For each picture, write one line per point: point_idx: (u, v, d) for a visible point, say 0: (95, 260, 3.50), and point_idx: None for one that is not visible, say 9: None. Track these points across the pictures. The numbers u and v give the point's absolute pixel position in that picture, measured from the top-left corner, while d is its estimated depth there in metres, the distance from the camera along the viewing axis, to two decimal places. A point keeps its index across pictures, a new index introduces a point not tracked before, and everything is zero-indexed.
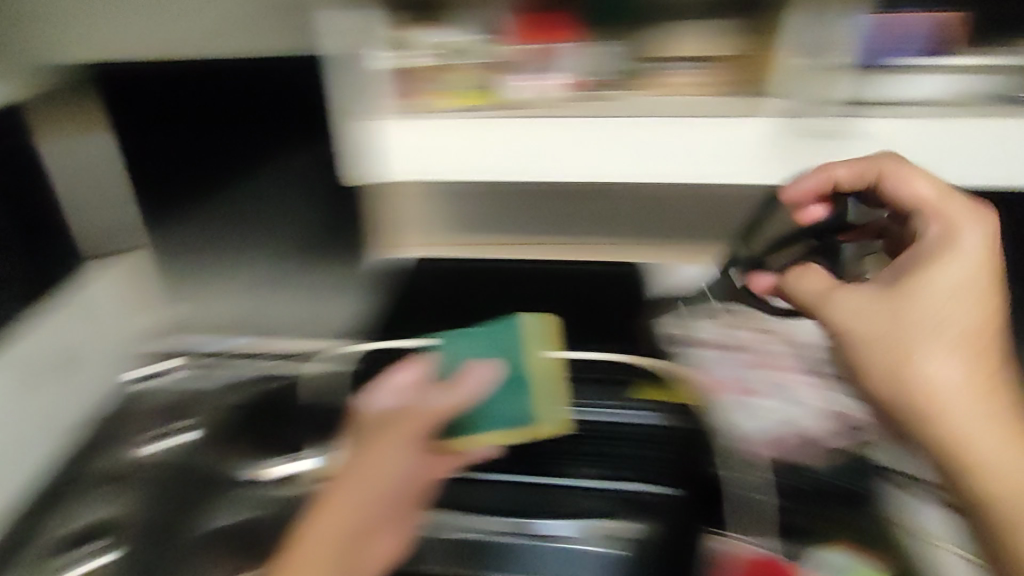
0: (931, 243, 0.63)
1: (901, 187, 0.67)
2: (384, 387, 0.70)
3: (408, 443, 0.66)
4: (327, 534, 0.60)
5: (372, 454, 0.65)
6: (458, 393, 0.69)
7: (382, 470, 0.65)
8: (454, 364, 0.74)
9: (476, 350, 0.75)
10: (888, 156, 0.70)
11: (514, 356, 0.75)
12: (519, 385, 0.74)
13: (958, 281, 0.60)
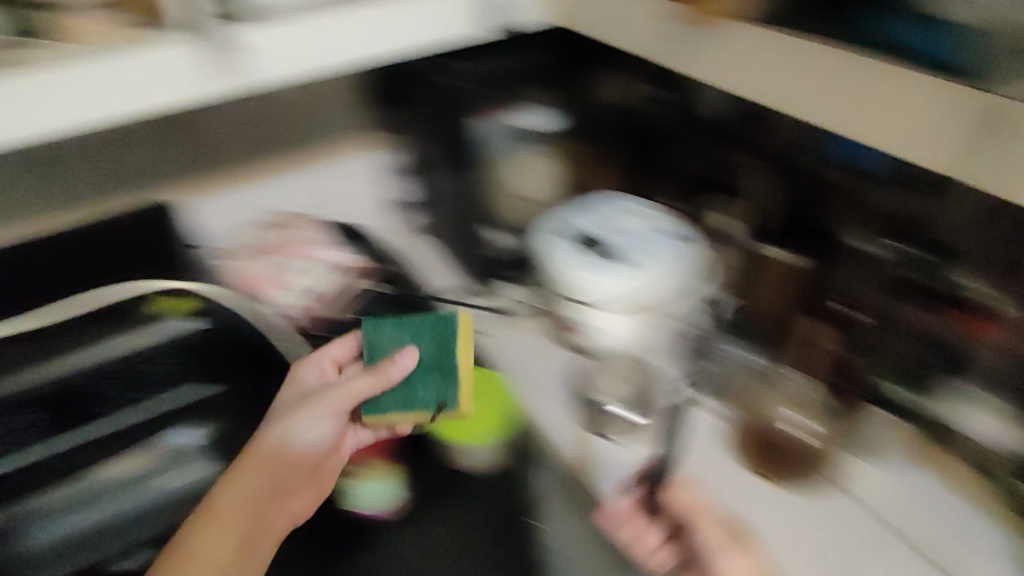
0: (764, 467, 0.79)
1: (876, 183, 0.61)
2: (318, 360, 0.83)
3: (319, 424, 0.76)
4: (212, 512, 0.68)
5: (270, 431, 0.74)
6: (380, 373, 0.77)
7: (276, 448, 0.73)
8: (376, 337, 0.80)
9: (391, 335, 0.80)
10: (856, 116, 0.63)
11: (429, 342, 0.79)
12: (436, 372, 0.78)
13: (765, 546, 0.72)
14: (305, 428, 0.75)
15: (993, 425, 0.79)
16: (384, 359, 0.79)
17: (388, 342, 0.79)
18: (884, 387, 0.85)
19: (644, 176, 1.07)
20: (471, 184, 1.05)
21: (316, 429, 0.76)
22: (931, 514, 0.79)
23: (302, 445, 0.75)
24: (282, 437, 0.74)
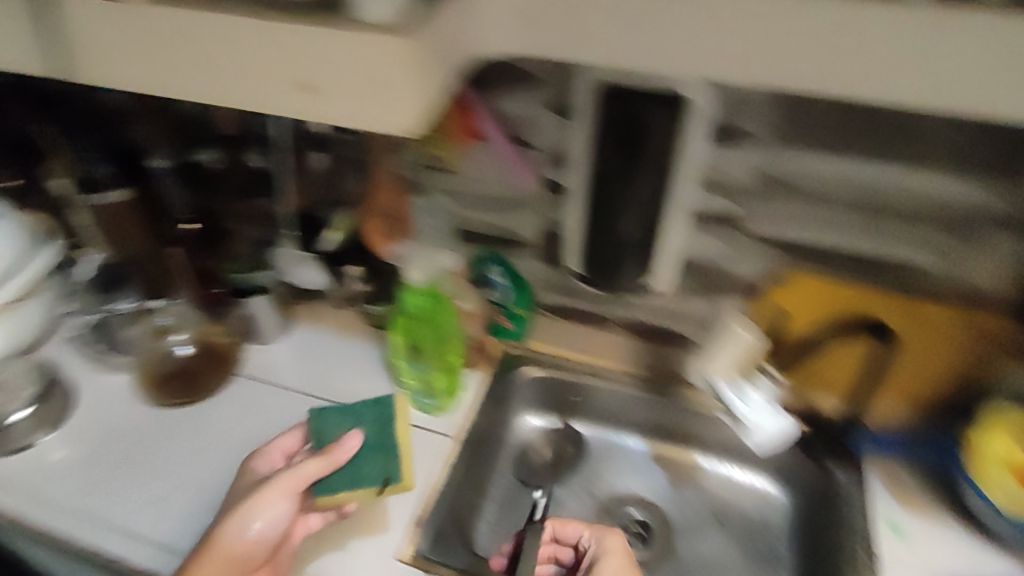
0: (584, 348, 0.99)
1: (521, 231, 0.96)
2: (263, 454, 0.76)
3: (260, 521, 0.67)
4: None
5: (233, 523, 0.67)
6: (329, 456, 0.70)
7: (238, 538, 0.66)
8: (342, 426, 0.75)
9: (336, 419, 0.75)
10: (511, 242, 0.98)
11: (371, 419, 0.75)
12: (381, 451, 0.72)
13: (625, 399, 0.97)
14: (251, 523, 0.67)
15: (312, 272, 0.96)
16: (333, 441, 0.73)
17: (339, 424, 0.75)
18: (238, 277, 0.95)
19: (312, 202, 1.00)
20: (198, 237, 0.98)
21: (271, 517, 0.67)
22: (323, 365, 0.96)
23: (255, 541, 0.67)
24: (238, 530, 0.67)
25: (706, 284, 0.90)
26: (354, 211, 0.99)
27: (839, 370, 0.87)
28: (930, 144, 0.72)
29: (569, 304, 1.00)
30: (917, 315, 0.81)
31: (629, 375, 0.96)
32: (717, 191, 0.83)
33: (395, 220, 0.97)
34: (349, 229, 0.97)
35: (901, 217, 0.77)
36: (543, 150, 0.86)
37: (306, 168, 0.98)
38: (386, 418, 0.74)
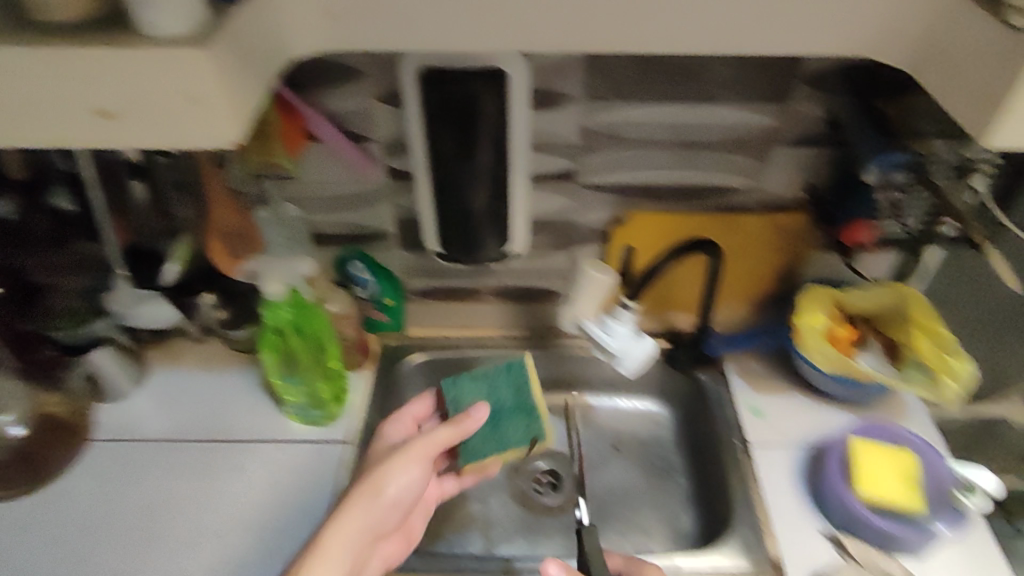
0: (462, 320, 1.07)
1: (372, 222, 0.97)
2: (402, 416, 0.91)
3: (399, 482, 0.78)
4: (335, 532, 0.73)
5: (368, 486, 0.77)
6: (460, 424, 0.84)
7: (376, 497, 0.76)
8: (461, 394, 0.91)
9: (472, 387, 0.92)
10: (366, 233, 0.98)
11: (510, 382, 0.91)
12: (522, 412, 0.88)
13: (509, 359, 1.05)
14: (381, 492, 0.77)
15: (156, 309, 0.92)
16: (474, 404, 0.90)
17: (472, 391, 0.91)
18: (70, 335, 0.90)
19: (142, 233, 0.94)
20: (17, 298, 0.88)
21: (406, 479, 0.78)
22: (193, 405, 0.96)
23: (389, 501, 0.77)
24: (375, 493, 0.76)
25: (560, 241, 0.97)
26: (194, 232, 0.93)
27: (680, 289, 1.00)
28: (717, 83, 0.81)
29: (435, 286, 1.05)
30: (735, 232, 0.94)
31: (506, 338, 1.05)
32: (554, 152, 0.87)
33: (239, 229, 0.92)
34: (191, 256, 0.92)
35: (709, 150, 0.87)
36: (381, 143, 0.87)
37: (130, 201, 0.92)
38: (520, 383, 0.90)
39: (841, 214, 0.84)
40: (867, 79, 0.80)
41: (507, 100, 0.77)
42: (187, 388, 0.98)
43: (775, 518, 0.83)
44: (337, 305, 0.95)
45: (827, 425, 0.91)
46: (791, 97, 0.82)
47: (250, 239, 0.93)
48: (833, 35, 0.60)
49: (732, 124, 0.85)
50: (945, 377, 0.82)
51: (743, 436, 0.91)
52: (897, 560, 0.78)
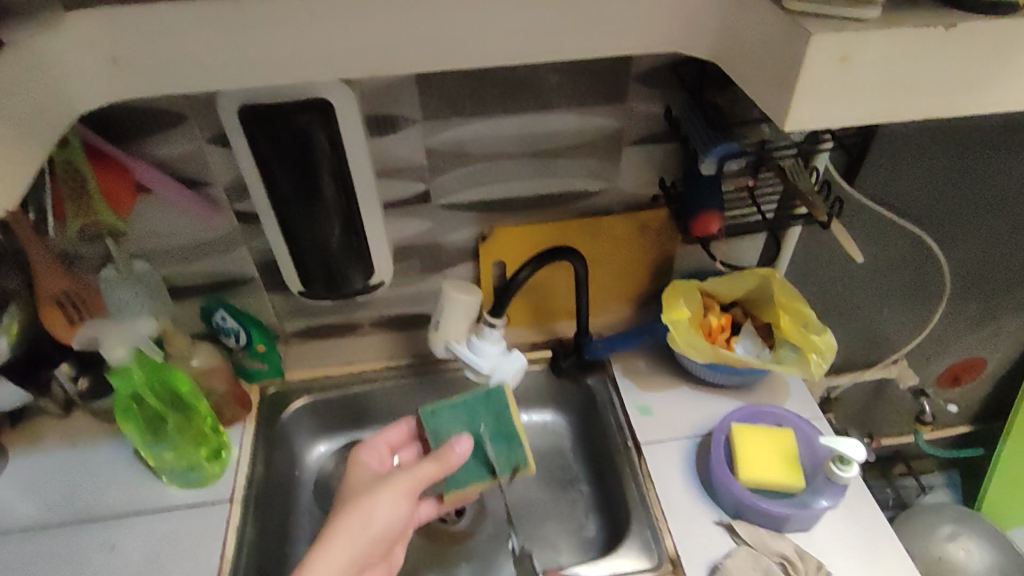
0: (346, 355, 1.04)
1: (232, 267, 0.93)
2: (374, 445, 0.88)
3: (381, 517, 0.73)
4: (320, 557, 0.69)
5: (349, 518, 0.72)
6: (444, 458, 0.77)
7: (360, 530, 0.72)
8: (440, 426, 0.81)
9: (451, 416, 0.82)
10: (228, 280, 0.95)
11: (488, 411, 0.81)
12: (505, 440, 0.81)
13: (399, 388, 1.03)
14: (365, 524, 0.72)
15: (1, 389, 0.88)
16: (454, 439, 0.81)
17: (451, 422, 0.81)
18: None
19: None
20: None
21: (391, 513, 0.74)
22: (60, 484, 0.89)
23: (373, 535, 0.72)
24: (360, 525, 0.72)
25: (430, 264, 0.97)
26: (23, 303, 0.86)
27: (558, 295, 1.01)
28: (552, 92, 0.81)
29: (313, 324, 1.03)
30: (600, 234, 0.95)
31: (393, 367, 1.02)
32: (403, 175, 0.87)
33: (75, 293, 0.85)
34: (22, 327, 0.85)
35: (558, 158, 0.88)
36: (222, 186, 0.85)
37: None
38: (501, 412, 0.80)
39: (687, 207, 0.84)
40: (696, 78, 0.80)
41: (339, 130, 0.75)
42: (51, 470, 0.91)
43: (668, 513, 0.83)
44: (200, 360, 0.89)
45: (712, 412, 0.93)
46: (626, 98, 0.83)
47: (88, 300, 0.87)
48: (631, 36, 0.61)
49: (575, 130, 0.85)
50: (810, 354, 0.86)
51: (633, 435, 0.91)
52: (786, 538, 0.80)
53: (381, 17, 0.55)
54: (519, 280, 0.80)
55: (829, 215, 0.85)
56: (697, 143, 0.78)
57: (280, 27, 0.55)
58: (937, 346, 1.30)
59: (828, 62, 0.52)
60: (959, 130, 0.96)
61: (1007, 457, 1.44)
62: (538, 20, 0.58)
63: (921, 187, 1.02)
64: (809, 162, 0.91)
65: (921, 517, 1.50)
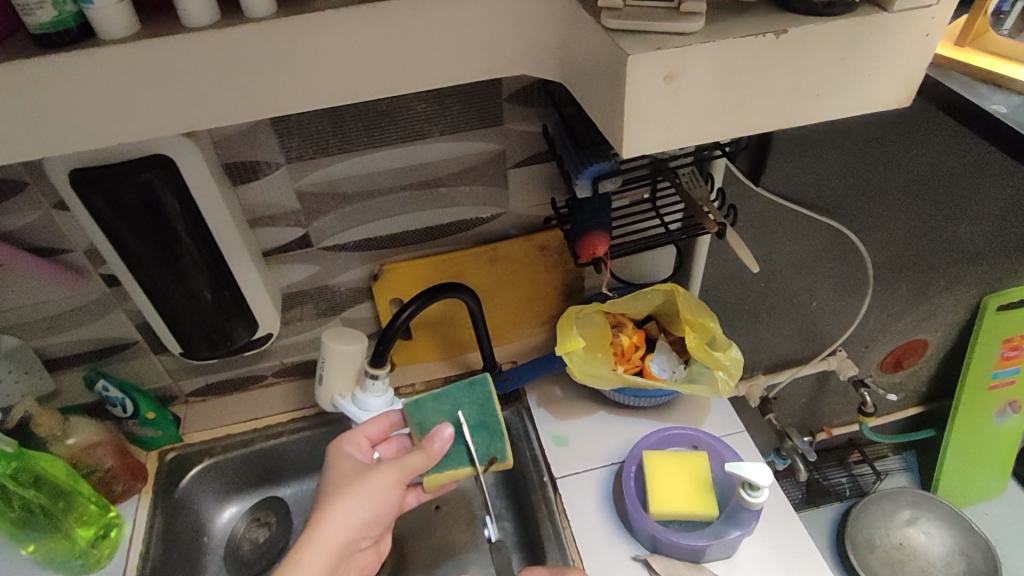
0: (250, 408, 0.99)
1: (110, 331, 0.88)
2: (355, 436, 0.78)
3: (372, 503, 0.70)
4: (314, 540, 0.66)
5: (341, 503, 0.69)
6: (429, 452, 0.72)
7: (354, 514, 0.69)
8: (423, 416, 0.77)
9: (434, 406, 0.77)
10: (109, 346, 0.90)
11: (468, 402, 0.77)
12: (485, 430, 0.77)
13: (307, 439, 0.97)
14: (358, 509, 0.69)
15: None
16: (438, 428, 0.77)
17: (435, 412, 0.77)
18: None
19: None
20: None
21: (378, 508, 0.71)
22: None
23: (362, 521, 0.70)
24: (354, 510, 0.69)
25: (326, 307, 0.93)
26: None
27: (465, 327, 0.96)
28: (420, 121, 0.76)
29: (212, 381, 0.98)
30: (498, 260, 0.91)
31: (299, 416, 0.98)
32: (279, 221, 0.82)
33: None
34: None
35: (442, 187, 0.83)
36: (81, 252, 0.80)
37: None
38: (482, 402, 0.77)
39: (575, 229, 0.79)
40: (569, 97, 0.76)
41: (186, 186, 0.69)
42: None
43: (585, 554, 0.80)
44: (78, 436, 0.85)
45: (629, 435, 0.89)
46: (502, 121, 0.78)
47: None
48: (466, 70, 0.57)
49: (452, 157, 0.80)
50: (718, 370, 0.85)
51: (548, 469, 0.87)
52: (704, 569, 0.77)
53: (181, 69, 0.52)
54: (402, 320, 0.80)
55: (722, 224, 0.80)
56: (569, 164, 0.75)
57: (71, 88, 0.51)
58: (875, 335, 1.27)
59: (651, 84, 0.47)
60: (868, 122, 0.90)
61: (955, 437, 1.42)
62: (357, 57, 0.54)
63: (834, 182, 0.97)
64: (705, 169, 0.86)
65: (880, 502, 1.49)
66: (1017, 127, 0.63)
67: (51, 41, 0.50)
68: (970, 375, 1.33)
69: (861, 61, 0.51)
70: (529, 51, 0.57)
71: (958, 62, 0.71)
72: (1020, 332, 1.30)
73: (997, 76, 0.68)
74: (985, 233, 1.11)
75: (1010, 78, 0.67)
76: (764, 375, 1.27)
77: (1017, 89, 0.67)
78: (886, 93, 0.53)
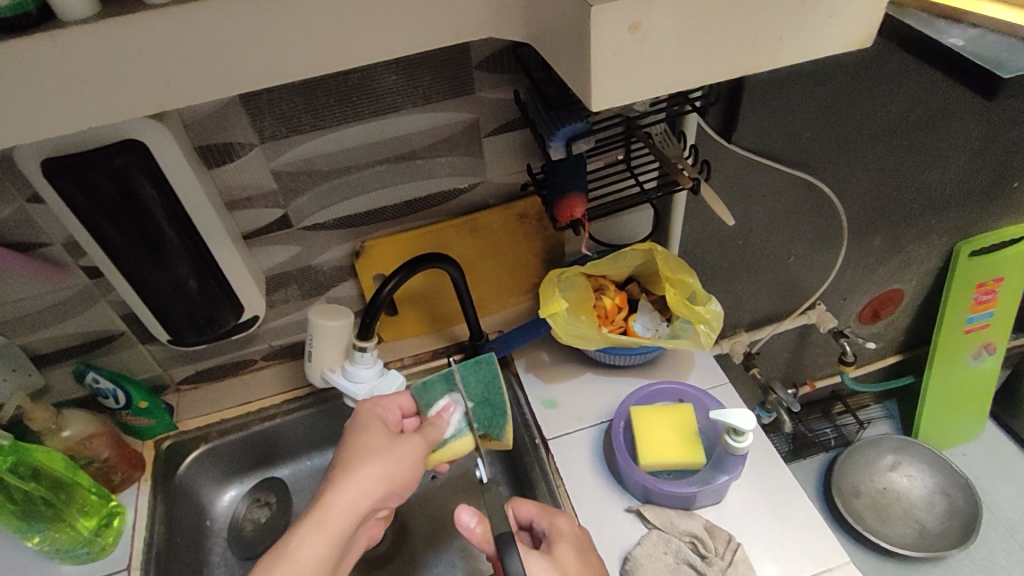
0: (242, 394, 0.99)
1: (93, 323, 0.88)
2: (389, 404, 0.78)
3: (400, 475, 0.70)
4: (343, 500, 0.65)
5: (374, 467, 0.68)
6: (435, 425, 0.77)
7: (385, 483, 0.68)
8: (429, 396, 0.81)
9: (441, 387, 0.82)
10: (93, 340, 0.90)
11: (472, 380, 0.82)
12: (487, 406, 0.81)
13: (300, 419, 0.99)
14: (389, 478, 0.68)
15: None
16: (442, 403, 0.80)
17: (440, 392, 0.81)
18: None
19: None
20: None
21: (402, 485, 0.70)
22: None
23: (389, 492, 0.68)
24: (385, 477, 0.68)
25: (310, 287, 0.93)
26: None
27: (450, 299, 0.97)
28: (392, 93, 0.76)
29: (202, 368, 0.98)
30: (479, 231, 0.92)
31: (292, 398, 0.99)
32: (257, 202, 0.82)
33: None
34: None
35: (418, 160, 0.84)
36: (60, 245, 0.79)
37: None
38: (488, 380, 0.82)
39: (552, 192, 0.81)
40: (539, 60, 0.77)
41: (162, 171, 0.69)
42: None
43: (580, 510, 0.82)
44: (72, 429, 0.86)
45: (617, 393, 0.91)
46: (474, 89, 0.79)
47: None
48: (432, 35, 0.57)
49: (427, 129, 0.81)
50: (699, 324, 0.88)
51: (540, 431, 0.89)
52: (696, 515, 0.80)
53: (147, 48, 0.52)
54: (385, 293, 0.80)
55: (695, 180, 0.81)
56: (541, 129, 0.76)
57: (35, 70, 0.50)
58: (853, 287, 1.30)
59: (618, 34, 0.47)
60: (835, 73, 0.91)
61: (933, 381, 1.46)
62: (324, 27, 0.54)
63: (805, 135, 0.98)
64: (678, 126, 0.87)
65: (864, 448, 1.52)
66: (973, 57, 0.65)
67: (9, 25, 0.50)
68: (946, 319, 1.37)
69: (821, 3, 0.52)
70: (494, 14, 0.58)
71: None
72: (993, 276, 1.34)
73: (957, 10, 0.70)
74: (953, 180, 1.14)
75: (968, 12, 0.69)
76: (747, 333, 1.30)
77: (974, 22, 0.69)
78: (846, 34, 0.54)
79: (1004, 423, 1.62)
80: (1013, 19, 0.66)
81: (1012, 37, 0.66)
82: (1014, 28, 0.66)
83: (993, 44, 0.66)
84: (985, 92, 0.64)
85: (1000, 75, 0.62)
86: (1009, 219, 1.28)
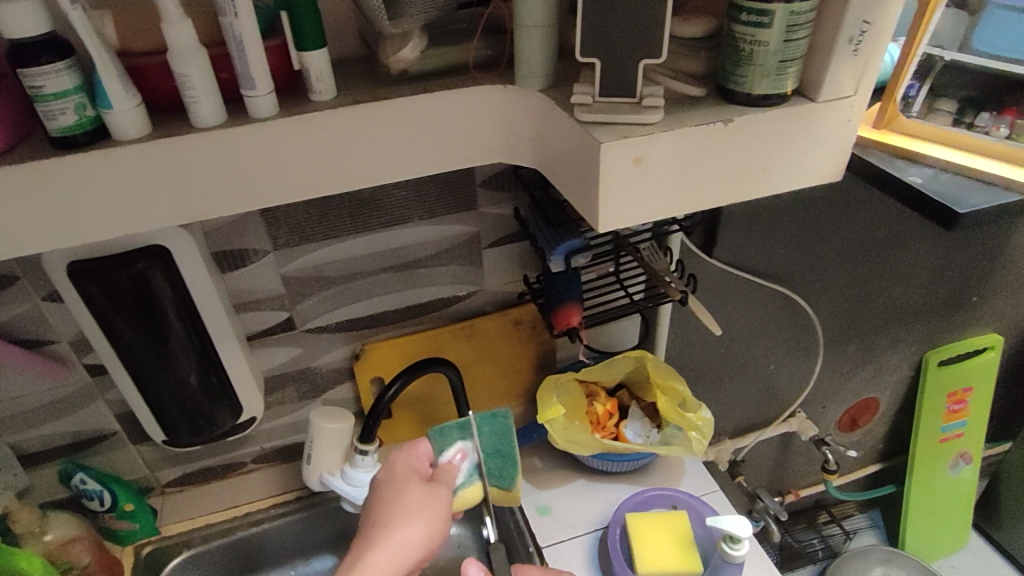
0: (230, 499, 0.97)
1: (86, 423, 0.87)
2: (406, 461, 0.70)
3: (439, 529, 0.63)
4: (384, 555, 0.59)
5: (411, 520, 0.62)
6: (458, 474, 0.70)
7: (423, 534, 0.61)
8: (444, 441, 0.74)
9: (456, 435, 0.74)
10: (83, 440, 0.89)
11: (488, 431, 0.75)
12: (500, 458, 0.75)
13: (289, 525, 0.97)
14: (428, 528, 0.62)
15: None
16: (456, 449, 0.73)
17: (453, 439, 0.74)
18: None
19: None
20: None
21: (440, 536, 0.63)
22: None
23: (430, 542, 0.62)
24: (423, 530, 0.61)
25: (308, 389, 0.94)
26: None
27: (444, 403, 0.99)
28: (402, 207, 0.82)
29: (190, 470, 0.96)
30: (475, 336, 0.95)
31: (278, 503, 0.98)
32: (265, 306, 0.85)
33: None
34: None
35: (421, 269, 0.88)
36: (66, 342, 0.80)
37: None
38: (502, 433, 0.75)
39: (552, 300, 0.85)
40: (539, 179, 0.84)
41: (181, 273, 0.72)
42: None
43: None
44: (54, 533, 0.84)
45: (610, 500, 0.92)
46: (477, 205, 0.85)
47: None
48: (449, 157, 0.63)
49: (432, 240, 0.86)
50: (690, 431, 0.90)
51: (534, 540, 0.88)
52: None
53: (189, 165, 0.56)
54: (386, 399, 0.83)
55: (682, 292, 0.85)
56: (543, 242, 0.81)
57: (87, 183, 0.55)
58: (830, 396, 1.34)
59: (623, 166, 0.53)
60: (805, 198, 1.00)
61: (919, 489, 1.47)
62: (353, 151, 0.60)
63: (781, 252, 1.06)
64: (664, 241, 0.92)
65: (851, 560, 1.48)
66: (931, 194, 0.75)
67: (67, 143, 0.54)
68: (924, 428, 1.40)
69: (800, 142, 0.59)
70: (503, 144, 0.65)
71: (876, 142, 0.83)
72: (960, 385, 1.39)
73: (911, 152, 0.81)
74: (915, 292, 1.22)
75: (919, 153, 0.80)
76: (731, 440, 1.31)
77: (928, 163, 0.80)
78: (820, 166, 0.62)
79: (986, 533, 1.63)
80: (964, 163, 0.78)
81: (961, 175, 0.78)
82: (964, 168, 0.78)
83: (947, 182, 0.77)
84: (941, 221, 0.74)
85: (954, 210, 0.72)
86: (974, 329, 1.35)
